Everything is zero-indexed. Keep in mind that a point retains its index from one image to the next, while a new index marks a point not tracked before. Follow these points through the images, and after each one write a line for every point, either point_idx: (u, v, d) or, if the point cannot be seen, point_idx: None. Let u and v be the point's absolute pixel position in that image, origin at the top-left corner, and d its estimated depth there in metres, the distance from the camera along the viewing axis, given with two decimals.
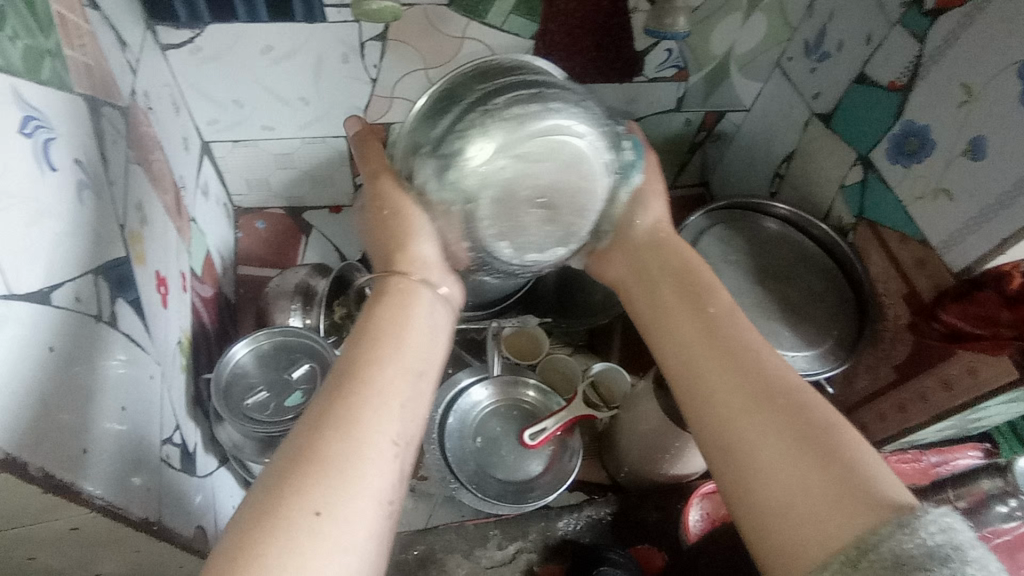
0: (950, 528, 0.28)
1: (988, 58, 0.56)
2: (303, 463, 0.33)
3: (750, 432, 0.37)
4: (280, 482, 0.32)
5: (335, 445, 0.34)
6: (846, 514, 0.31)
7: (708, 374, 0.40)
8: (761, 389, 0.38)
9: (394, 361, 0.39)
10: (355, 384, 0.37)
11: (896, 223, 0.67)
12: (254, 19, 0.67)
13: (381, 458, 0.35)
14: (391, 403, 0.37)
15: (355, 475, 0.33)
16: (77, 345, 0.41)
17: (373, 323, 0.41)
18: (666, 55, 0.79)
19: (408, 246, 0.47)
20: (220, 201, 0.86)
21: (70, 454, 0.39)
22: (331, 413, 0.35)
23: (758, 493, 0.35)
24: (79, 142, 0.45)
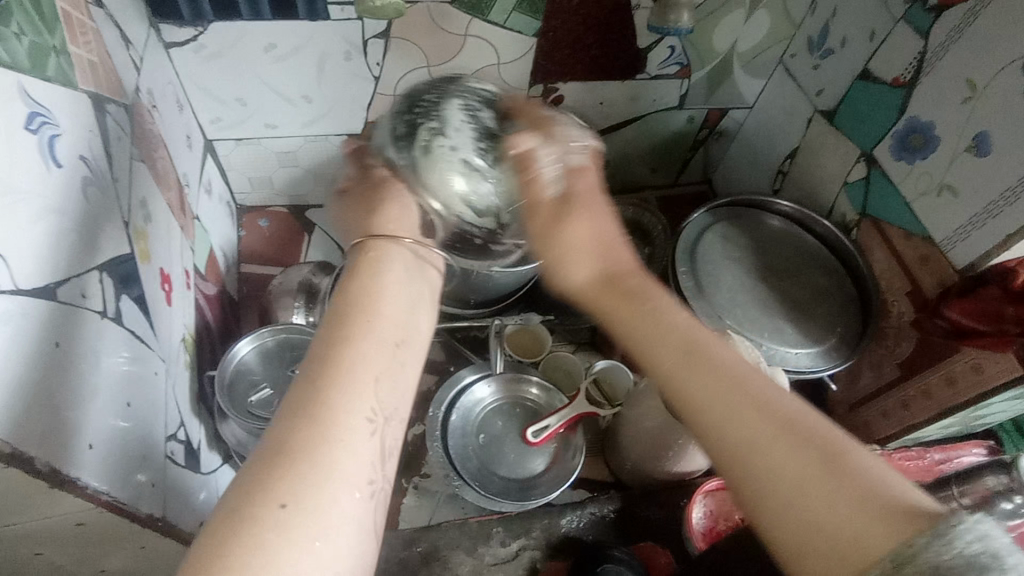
0: (985, 536, 0.26)
1: (993, 54, 0.55)
2: (276, 458, 0.32)
3: (763, 462, 0.34)
4: (252, 478, 0.31)
5: (306, 434, 0.33)
6: (875, 529, 0.30)
7: (708, 405, 0.37)
8: (769, 417, 0.35)
9: (369, 339, 0.38)
10: (325, 367, 0.36)
11: (900, 220, 0.67)
12: (258, 17, 0.67)
13: (359, 442, 0.35)
14: (362, 381, 0.36)
15: (324, 461, 0.33)
16: (81, 341, 0.41)
17: (348, 301, 0.40)
18: (669, 52, 0.79)
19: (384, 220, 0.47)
20: (223, 200, 0.86)
21: (74, 450, 0.39)
22: (304, 400, 0.34)
23: (790, 524, 0.32)
24: (84, 139, 0.45)
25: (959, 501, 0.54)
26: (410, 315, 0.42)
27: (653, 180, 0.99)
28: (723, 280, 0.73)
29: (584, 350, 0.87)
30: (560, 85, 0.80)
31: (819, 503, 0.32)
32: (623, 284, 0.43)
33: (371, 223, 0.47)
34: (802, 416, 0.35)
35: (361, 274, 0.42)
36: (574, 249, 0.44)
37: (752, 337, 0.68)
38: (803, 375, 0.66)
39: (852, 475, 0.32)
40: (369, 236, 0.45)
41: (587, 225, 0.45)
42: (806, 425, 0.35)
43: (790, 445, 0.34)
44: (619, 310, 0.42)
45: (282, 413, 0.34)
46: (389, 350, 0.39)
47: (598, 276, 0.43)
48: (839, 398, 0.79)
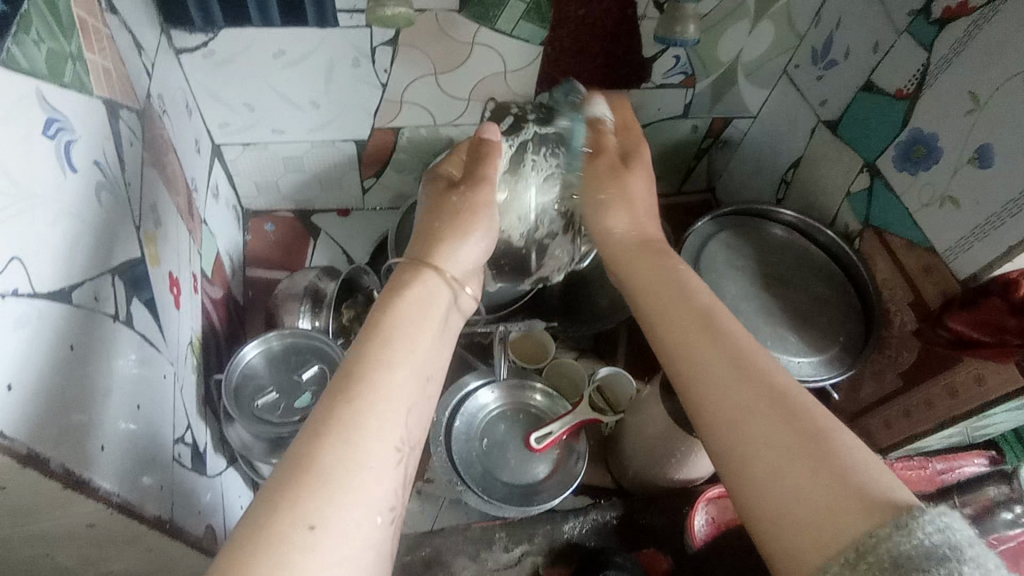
0: (947, 528, 0.27)
1: (997, 68, 0.56)
2: (305, 471, 0.33)
3: (752, 430, 0.37)
4: (278, 496, 0.32)
5: (334, 453, 0.34)
6: (845, 510, 0.32)
7: (716, 374, 0.41)
8: (766, 390, 0.38)
9: (403, 366, 0.39)
10: (361, 388, 0.37)
11: (903, 231, 0.67)
12: (268, 24, 0.68)
13: (387, 467, 0.35)
14: (395, 406, 0.37)
15: (351, 483, 0.33)
16: (94, 344, 0.42)
17: (384, 321, 0.41)
18: (674, 62, 0.79)
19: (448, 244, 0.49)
20: (230, 204, 0.87)
21: (87, 451, 0.40)
22: (336, 421, 0.35)
23: (770, 495, 0.35)
24: (98, 144, 0.46)
25: (961, 511, 0.54)
26: (440, 345, 0.43)
27: (656, 188, 0.99)
28: (726, 288, 0.73)
29: (586, 357, 0.88)
30: None
31: (799, 479, 0.34)
32: (650, 249, 0.53)
33: (430, 243, 0.49)
34: (795, 400, 0.38)
35: (399, 298, 0.43)
36: (607, 216, 0.57)
37: None
38: (806, 384, 0.66)
39: (828, 461, 0.34)
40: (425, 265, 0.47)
41: (637, 185, 0.58)
42: (800, 408, 0.37)
43: (779, 422, 0.37)
44: (650, 274, 0.51)
45: (312, 431, 0.34)
46: (421, 383, 0.40)
47: (632, 237, 0.55)
48: (840, 407, 0.79)
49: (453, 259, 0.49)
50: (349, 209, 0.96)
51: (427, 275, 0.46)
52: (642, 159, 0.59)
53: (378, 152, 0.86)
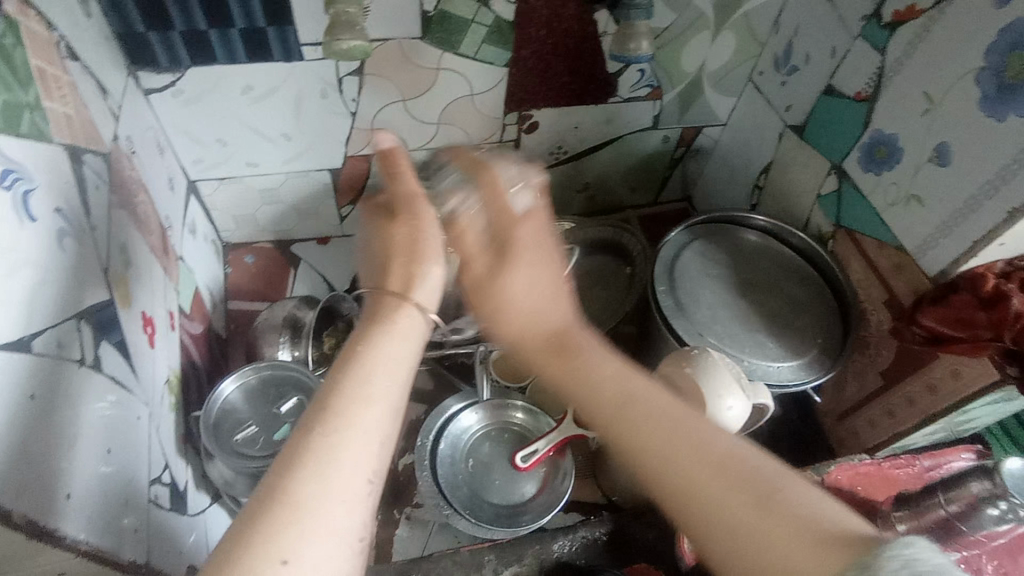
0: (910, 560, 0.28)
1: (949, 68, 0.57)
2: (278, 506, 0.32)
3: (696, 495, 0.37)
4: (250, 530, 0.31)
5: (309, 488, 0.33)
6: (812, 565, 0.32)
7: (646, 457, 0.40)
8: (704, 459, 0.38)
9: (381, 395, 0.37)
10: (339, 418, 0.35)
11: (873, 232, 0.68)
12: (234, 61, 0.69)
13: (362, 497, 0.34)
14: (373, 437, 0.36)
15: (324, 517, 0.32)
16: (59, 390, 0.42)
17: (362, 349, 0.39)
18: (639, 75, 0.80)
19: (417, 266, 0.45)
20: (209, 239, 0.87)
21: (53, 500, 0.39)
22: (313, 453, 0.34)
23: (743, 557, 0.34)
24: (60, 192, 0.46)
25: (946, 509, 0.54)
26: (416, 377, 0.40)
27: (633, 200, 1.00)
28: (702, 297, 0.73)
29: None
30: (534, 111, 0.82)
31: (759, 539, 0.34)
32: (564, 348, 0.48)
33: (393, 269, 0.45)
34: (729, 453, 0.38)
35: (376, 328, 0.41)
36: (517, 292, 0.50)
37: (734, 353, 0.68)
38: (786, 388, 0.66)
39: (783, 507, 0.35)
40: (395, 295, 0.43)
41: (546, 276, 0.51)
42: (738, 467, 0.37)
43: (725, 485, 0.36)
44: (560, 372, 0.47)
45: (283, 464, 0.33)
46: (399, 413, 0.38)
47: (540, 325, 0.50)
48: (826, 408, 0.79)
49: (425, 281, 0.44)
50: (329, 236, 0.95)
51: (396, 296, 0.43)
52: (547, 235, 0.53)
53: (353, 179, 0.87)
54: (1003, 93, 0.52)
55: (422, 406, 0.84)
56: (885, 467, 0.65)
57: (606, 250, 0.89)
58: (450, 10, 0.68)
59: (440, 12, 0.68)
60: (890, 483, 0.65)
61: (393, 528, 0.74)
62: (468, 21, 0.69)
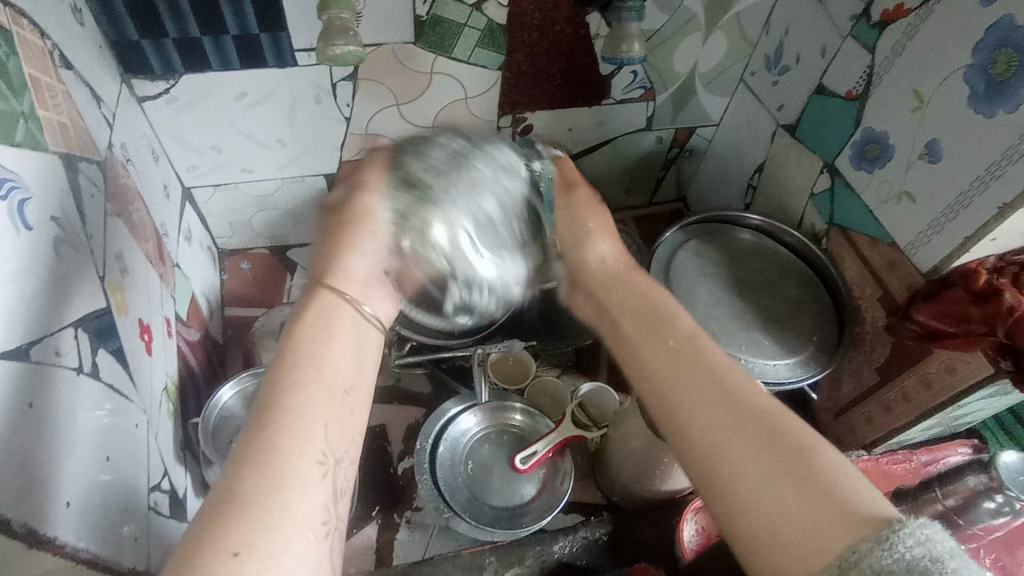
0: (928, 541, 0.29)
1: (938, 66, 0.58)
2: (225, 502, 0.32)
3: (727, 456, 0.38)
4: (204, 531, 0.31)
5: (254, 480, 0.33)
6: (827, 533, 0.33)
7: (692, 408, 0.41)
8: (743, 416, 0.39)
9: (317, 383, 0.38)
10: (276, 413, 0.36)
11: (866, 229, 0.68)
12: (227, 67, 0.69)
13: (312, 481, 0.35)
14: (313, 424, 0.36)
15: (273, 505, 0.33)
16: (56, 398, 0.41)
17: (294, 343, 0.39)
18: (632, 77, 0.81)
19: (344, 259, 0.45)
20: (204, 245, 0.87)
21: (51, 508, 0.39)
22: (254, 448, 0.34)
23: (748, 519, 0.36)
24: (55, 200, 0.46)
25: (943, 503, 0.55)
26: (358, 356, 0.42)
27: (627, 201, 1.00)
28: (698, 296, 0.74)
29: (569, 373, 0.88)
30: (528, 114, 0.82)
31: (781, 499, 0.35)
32: (633, 289, 0.50)
33: (322, 265, 0.45)
34: (768, 415, 0.39)
35: (305, 322, 0.41)
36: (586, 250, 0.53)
37: (730, 352, 0.68)
38: (784, 387, 0.67)
39: (811, 478, 0.35)
40: (321, 287, 0.43)
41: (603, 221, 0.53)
42: (778, 432, 0.38)
43: (765, 446, 0.37)
44: (628, 322, 0.47)
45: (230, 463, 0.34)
46: (339, 397, 0.39)
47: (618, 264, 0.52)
48: (823, 406, 0.79)
49: (352, 274, 0.45)
50: None
51: (325, 291, 0.43)
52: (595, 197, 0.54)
53: None
54: (992, 90, 0.53)
55: (421, 410, 0.84)
56: (884, 463, 0.66)
57: None
58: (443, 15, 0.68)
59: (433, 17, 0.68)
60: (888, 478, 0.65)
61: (393, 532, 0.74)
62: (461, 26, 0.70)
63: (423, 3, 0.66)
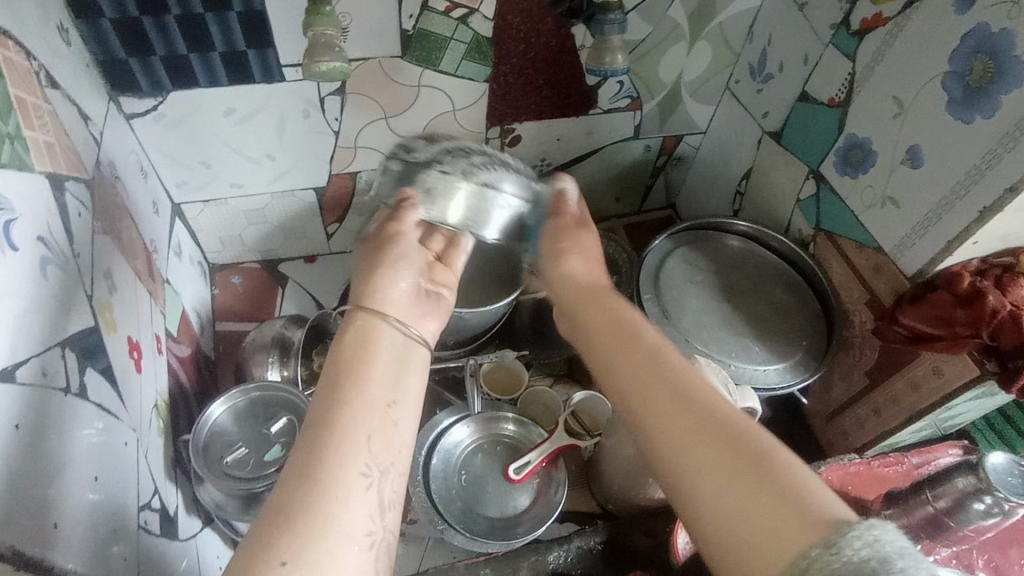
0: (874, 543, 0.29)
1: (916, 73, 0.59)
2: (277, 517, 0.35)
3: (690, 458, 0.38)
4: (256, 543, 0.34)
5: (302, 496, 0.36)
6: (784, 533, 0.33)
7: (651, 410, 0.42)
8: (703, 419, 0.40)
9: (361, 400, 0.41)
10: (323, 430, 0.39)
11: (852, 234, 0.69)
12: (215, 84, 0.69)
13: (360, 493, 0.38)
14: (358, 439, 0.40)
15: (320, 520, 0.36)
16: (44, 419, 0.41)
17: (341, 364, 0.44)
18: (618, 87, 0.82)
19: (384, 286, 0.51)
20: (195, 261, 0.87)
21: (41, 531, 0.39)
22: (303, 466, 0.38)
23: (711, 518, 0.36)
24: (42, 220, 0.46)
25: (934, 505, 0.55)
26: (401, 372, 0.45)
27: (618, 209, 1.01)
28: (688, 303, 0.74)
29: (562, 382, 0.88)
30: (516, 125, 0.83)
31: (744, 504, 0.35)
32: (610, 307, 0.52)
33: (366, 288, 0.50)
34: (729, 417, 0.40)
35: (354, 342, 0.45)
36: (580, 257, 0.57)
37: (720, 359, 0.69)
38: (774, 392, 0.67)
39: (769, 477, 0.36)
40: (359, 308, 0.49)
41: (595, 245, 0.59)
42: (739, 432, 0.38)
43: (719, 450, 0.38)
44: (597, 326, 0.50)
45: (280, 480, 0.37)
46: (384, 412, 0.42)
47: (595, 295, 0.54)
48: (815, 409, 0.80)
49: (391, 300, 0.51)
50: (316, 254, 0.96)
51: (368, 315, 0.48)
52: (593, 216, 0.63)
53: (338, 197, 0.87)
54: (969, 96, 0.54)
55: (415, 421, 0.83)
56: (875, 465, 0.66)
57: None
58: (429, 29, 0.69)
59: (419, 31, 0.69)
60: (881, 482, 0.65)
61: None
62: (447, 39, 0.70)
63: (409, 18, 0.67)
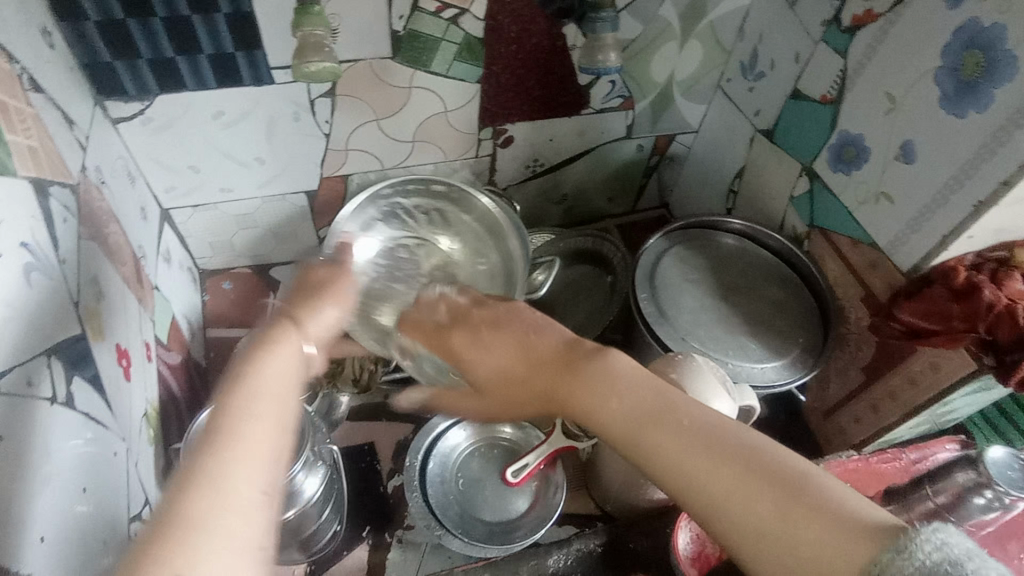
0: (944, 545, 0.30)
1: (908, 68, 0.59)
2: (163, 536, 0.29)
3: (726, 499, 0.37)
4: (139, 559, 0.28)
5: (198, 508, 0.30)
6: (845, 550, 0.32)
7: (657, 441, 0.40)
8: (729, 447, 0.38)
9: (264, 407, 0.35)
10: (218, 437, 0.33)
11: (846, 229, 0.69)
12: (203, 86, 0.68)
13: (252, 507, 0.31)
14: (259, 445, 0.34)
15: (218, 534, 0.29)
16: (30, 430, 0.40)
17: (234, 371, 0.37)
18: (610, 86, 0.82)
19: (320, 302, 0.48)
20: (184, 266, 0.86)
21: (29, 545, 0.38)
22: (196, 477, 0.31)
23: (752, 539, 0.35)
24: (25, 224, 0.45)
25: (934, 501, 0.55)
26: (296, 380, 0.39)
27: (611, 209, 1.01)
28: (684, 302, 0.74)
29: None
30: (508, 126, 0.82)
31: (790, 527, 0.34)
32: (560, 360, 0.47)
33: (296, 304, 0.47)
34: (741, 438, 0.39)
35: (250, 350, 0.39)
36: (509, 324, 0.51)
37: (716, 356, 0.68)
38: (770, 389, 0.67)
39: (812, 494, 0.35)
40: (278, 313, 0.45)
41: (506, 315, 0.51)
42: (760, 453, 0.37)
43: (751, 475, 0.36)
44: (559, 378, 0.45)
45: (176, 491, 0.30)
46: (288, 431, 0.36)
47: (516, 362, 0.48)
48: (812, 406, 0.80)
49: (320, 317, 0.47)
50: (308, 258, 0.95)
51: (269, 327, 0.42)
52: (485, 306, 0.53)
53: (329, 200, 0.86)
54: (962, 91, 0.54)
55: (410, 426, 0.82)
56: (873, 462, 0.65)
57: (588, 260, 0.89)
58: (420, 29, 0.68)
59: (409, 32, 0.68)
60: (879, 477, 0.65)
61: (385, 552, 0.72)
62: (438, 40, 0.70)
63: (399, 18, 0.66)
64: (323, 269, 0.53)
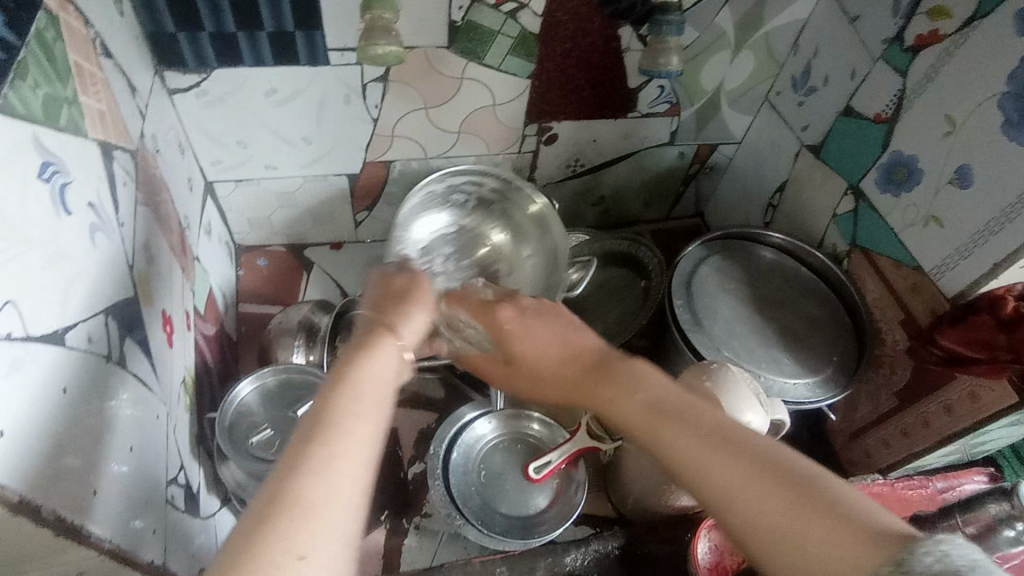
0: (945, 556, 0.29)
1: (970, 92, 0.58)
2: (277, 511, 0.31)
3: (736, 502, 0.37)
4: (258, 531, 0.31)
5: (306, 490, 0.32)
6: (852, 552, 0.32)
7: (668, 441, 0.42)
8: (742, 452, 0.39)
9: (364, 410, 0.38)
10: (320, 430, 0.35)
11: (889, 251, 0.69)
12: (260, 63, 0.69)
13: (355, 502, 0.34)
14: (359, 441, 0.36)
15: (323, 517, 0.32)
16: (87, 385, 0.41)
17: (341, 374, 0.40)
18: (659, 91, 0.81)
19: (404, 307, 0.49)
20: (223, 240, 0.87)
21: (81, 497, 0.38)
22: (302, 463, 0.33)
23: (766, 542, 0.36)
24: (91, 186, 0.46)
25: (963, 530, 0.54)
26: (393, 388, 0.41)
27: (646, 214, 1.01)
28: (720, 312, 0.73)
29: None
30: (553, 123, 0.83)
31: (800, 529, 0.35)
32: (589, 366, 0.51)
33: (384, 311, 0.49)
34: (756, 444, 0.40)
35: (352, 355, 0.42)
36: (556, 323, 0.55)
37: (750, 369, 0.68)
38: (799, 405, 0.67)
39: (823, 498, 0.35)
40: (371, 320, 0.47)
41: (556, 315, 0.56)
42: (776, 459, 0.38)
43: (760, 480, 0.37)
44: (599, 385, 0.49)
45: (286, 471, 0.33)
46: (382, 430, 0.38)
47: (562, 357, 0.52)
48: (839, 427, 0.79)
49: (409, 323, 0.48)
50: (342, 241, 0.96)
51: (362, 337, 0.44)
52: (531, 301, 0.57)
53: (369, 185, 0.87)
54: None
55: (434, 414, 0.83)
56: (899, 488, 0.65)
57: (621, 263, 0.89)
58: (478, 21, 0.68)
59: (467, 22, 0.68)
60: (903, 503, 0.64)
61: (402, 537, 0.73)
62: (495, 33, 0.70)
63: (459, 8, 0.67)
64: (404, 274, 0.53)
